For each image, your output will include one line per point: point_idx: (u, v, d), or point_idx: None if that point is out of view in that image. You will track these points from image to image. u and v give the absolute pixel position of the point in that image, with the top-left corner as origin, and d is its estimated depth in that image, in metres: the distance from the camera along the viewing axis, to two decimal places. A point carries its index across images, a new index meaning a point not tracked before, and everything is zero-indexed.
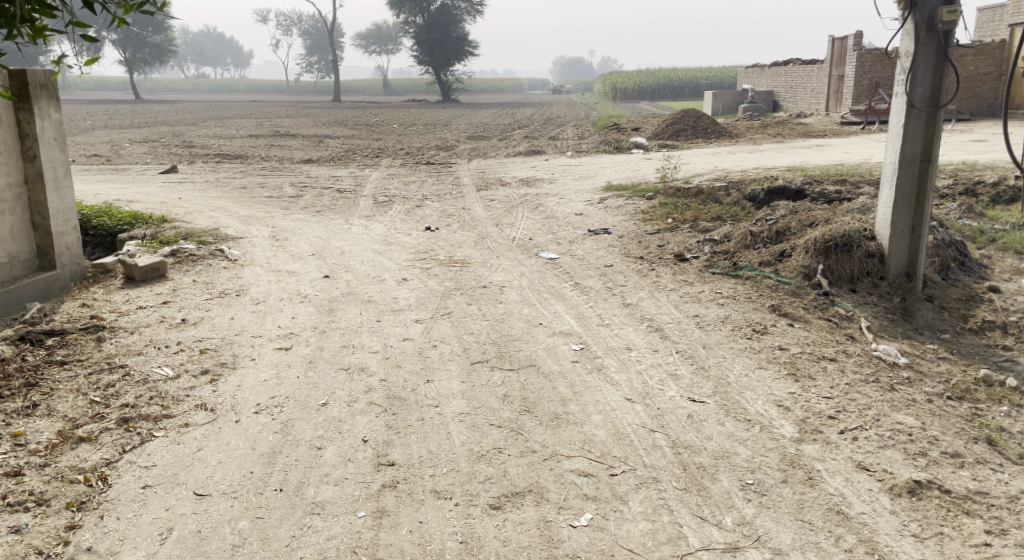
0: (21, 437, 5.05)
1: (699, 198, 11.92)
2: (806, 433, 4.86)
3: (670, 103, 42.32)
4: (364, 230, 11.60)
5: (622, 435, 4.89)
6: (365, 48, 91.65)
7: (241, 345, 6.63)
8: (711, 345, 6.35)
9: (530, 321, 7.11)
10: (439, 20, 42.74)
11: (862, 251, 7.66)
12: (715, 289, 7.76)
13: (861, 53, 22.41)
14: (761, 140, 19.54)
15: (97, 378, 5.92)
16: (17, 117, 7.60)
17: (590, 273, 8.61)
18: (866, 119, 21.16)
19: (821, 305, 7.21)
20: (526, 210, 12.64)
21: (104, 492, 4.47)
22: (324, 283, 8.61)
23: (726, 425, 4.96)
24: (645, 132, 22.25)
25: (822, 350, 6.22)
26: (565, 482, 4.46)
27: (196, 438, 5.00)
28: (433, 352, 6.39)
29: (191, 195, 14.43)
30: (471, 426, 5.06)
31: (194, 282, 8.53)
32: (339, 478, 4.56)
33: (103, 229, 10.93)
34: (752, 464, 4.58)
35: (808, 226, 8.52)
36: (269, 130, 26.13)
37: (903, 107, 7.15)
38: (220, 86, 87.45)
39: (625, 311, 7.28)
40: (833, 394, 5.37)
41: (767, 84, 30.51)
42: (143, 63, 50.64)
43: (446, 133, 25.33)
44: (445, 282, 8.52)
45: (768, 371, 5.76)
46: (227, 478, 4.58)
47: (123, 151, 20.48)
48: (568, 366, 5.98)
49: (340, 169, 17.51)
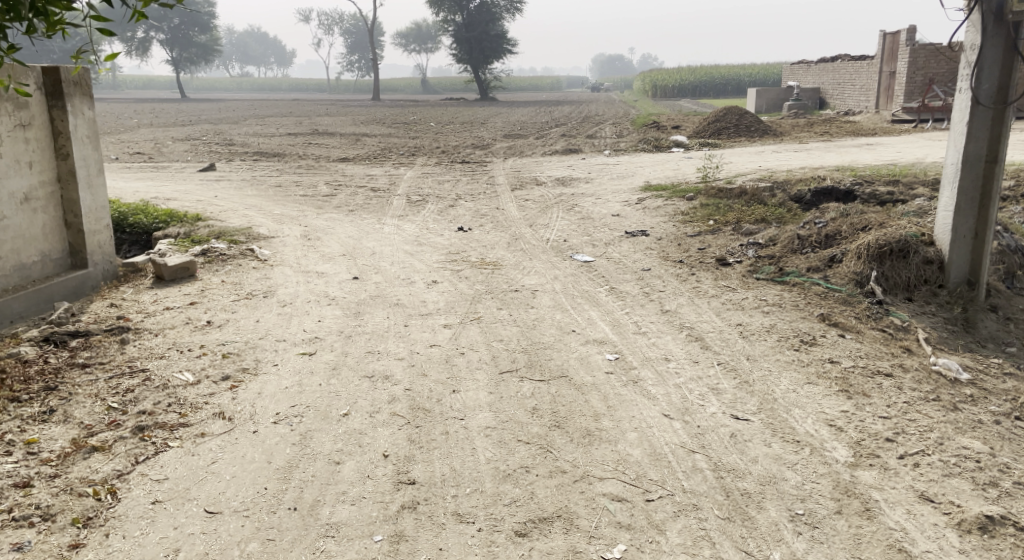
0: (34, 445, 4.87)
1: (743, 198, 11.49)
2: (861, 458, 4.49)
3: (711, 102, 41.60)
4: (396, 230, 11.38)
5: (660, 456, 4.56)
6: (404, 47, 91.99)
7: (265, 349, 6.42)
8: (756, 356, 5.98)
9: (563, 328, 6.79)
10: (477, 18, 42.55)
11: (920, 257, 7.23)
12: (760, 295, 7.38)
13: (914, 49, 21.72)
14: (807, 138, 18.96)
15: (117, 382, 5.74)
16: (52, 115, 7.49)
17: (627, 277, 8.27)
18: (919, 117, 20.42)
19: (873, 314, 6.78)
20: (562, 210, 12.33)
21: (112, 508, 4.29)
22: (352, 284, 8.39)
23: (773, 446, 4.61)
24: (685, 131, 21.76)
25: (876, 364, 5.81)
26: (596, 508, 4.15)
27: (211, 449, 4.78)
28: (461, 360, 6.11)
29: (227, 193, 14.36)
30: (498, 442, 4.78)
31: (223, 282, 8.37)
32: (356, 497, 4.32)
33: (138, 227, 10.87)
34: (802, 491, 4.23)
35: (860, 230, 8.09)
36: (307, 128, 26.11)
37: (967, 104, 6.71)
38: (261, 84, 88.36)
39: (664, 318, 6.94)
40: (891, 413, 4.97)
41: (814, 81, 29.78)
42: (187, 62, 51.29)
43: (483, 131, 25.06)
44: (476, 285, 8.24)
45: (818, 387, 5.38)
46: (239, 494, 4.36)
47: (164, 149, 20.61)
48: (603, 378, 5.66)
49: (375, 167, 17.36)
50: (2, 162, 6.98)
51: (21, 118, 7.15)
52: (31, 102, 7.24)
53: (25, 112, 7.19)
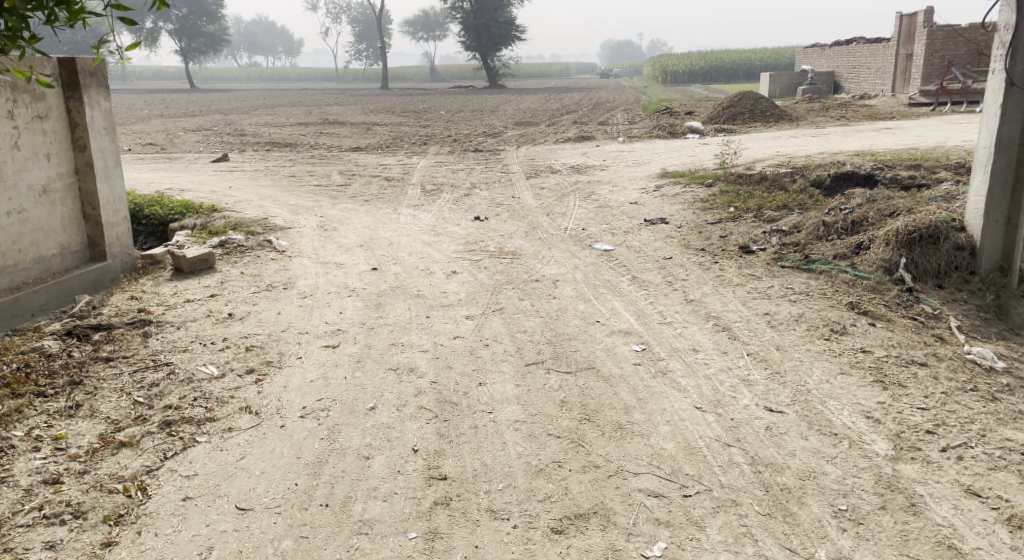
0: (61, 441, 4.83)
1: (763, 185, 11.35)
2: (902, 451, 4.41)
3: (723, 86, 41.27)
4: (412, 219, 11.31)
5: (695, 450, 4.49)
6: (412, 35, 91.70)
7: (287, 342, 6.36)
8: (786, 346, 5.89)
9: (587, 319, 6.71)
10: (486, 5, 42.30)
11: (950, 243, 7.12)
12: (786, 284, 7.27)
13: (931, 30, 21.44)
14: (824, 123, 18.76)
15: (141, 376, 5.68)
16: (68, 106, 7.44)
17: (648, 266, 8.18)
18: (938, 100, 20.17)
19: (904, 302, 6.68)
20: (578, 198, 12.22)
21: (143, 505, 4.25)
22: (371, 276, 8.33)
23: (810, 440, 4.53)
24: (699, 117, 21.56)
25: (910, 353, 5.72)
26: (632, 503, 4.09)
27: (240, 444, 4.74)
28: (485, 352, 6.05)
29: (241, 184, 14.31)
30: (528, 436, 4.72)
31: (242, 274, 8.33)
32: (388, 493, 4.27)
33: (155, 219, 10.85)
34: (843, 486, 4.16)
35: (887, 216, 7.96)
36: (319, 117, 26.04)
37: (1001, 85, 6.63)
38: (270, 74, 88.26)
39: (688, 308, 6.84)
40: (929, 405, 4.89)
41: (828, 64, 29.48)
42: (197, 52, 51.23)
43: (494, 119, 24.95)
44: (496, 275, 8.17)
45: (851, 378, 5.29)
46: (270, 491, 4.31)
47: (177, 140, 20.57)
48: (631, 369, 5.58)
49: (388, 157, 17.27)
50: (21, 155, 6.94)
51: (38, 110, 7.11)
52: (48, 94, 7.20)
53: (42, 103, 7.14)
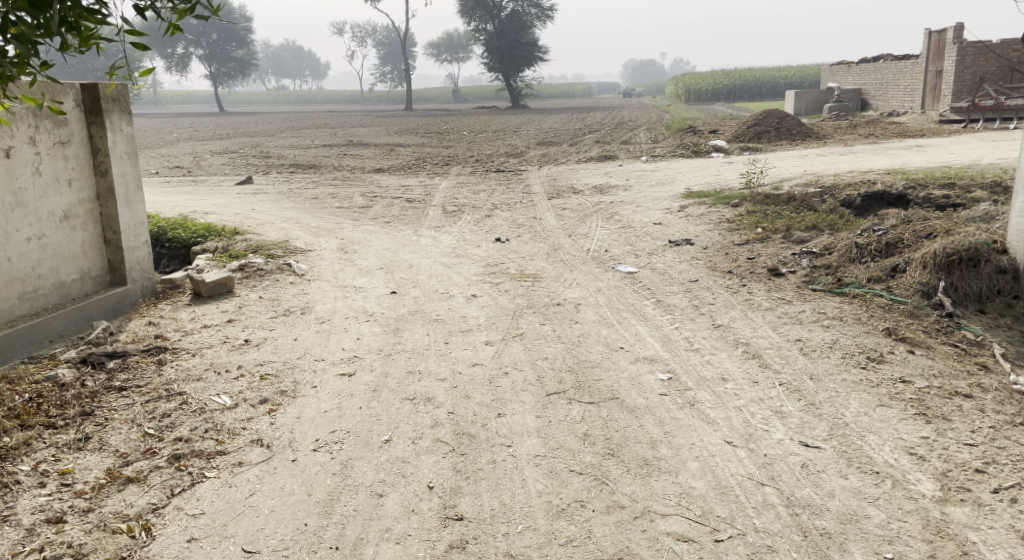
0: (68, 476, 4.65)
1: (791, 204, 11.09)
2: (950, 492, 4.16)
3: (747, 105, 40.98)
4: (433, 241, 11.15)
5: (726, 489, 4.25)
6: (436, 57, 92.33)
7: (303, 369, 6.18)
8: (821, 376, 5.61)
9: (610, 345, 6.48)
10: (509, 27, 42.42)
11: (992, 266, 6.83)
12: (818, 308, 6.99)
13: (962, 47, 21.09)
14: (851, 141, 18.42)
15: (153, 406, 5.49)
16: (90, 131, 7.36)
17: (674, 290, 7.93)
18: (969, 116, 19.78)
19: (944, 328, 6.39)
20: (601, 219, 12.00)
21: (147, 546, 4.07)
22: (390, 299, 8.16)
23: (850, 479, 4.29)
24: (723, 135, 21.30)
25: (953, 383, 5.42)
26: (660, 549, 3.87)
27: (249, 480, 4.55)
28: (505, 380, 5.83)
29: (264, 207, 14.25)
30: (550, 473, 4.48)
31: (260, 298, 8.20)
32: (402, 534, 4.07)
33: (177, 242, 10.77)
34: (888, 532, 3.91)
35: (923, 238, 7.69)
36: (343, 139, 26.05)
37: None
38: (296, 97, 89.15)
39: (717, 334, 6.58)
40: (976, 441, 4.63)
41: (855, 82, 29.15)
42: (226, 76, 51.86)
43: (516, 139, 24.87)
44: (517, 299, 7.96)
45: (892, 410, 5.01)
46: (278, 531, 4.12)
47: (203, 163, 20.64)
48: (657, 400, 5.33)
49: (409, 178, 17.18)
50: (42, 181, 6.87)
51: (60, 135, 7.04)
52: (70, 119, 7.12)
53: (64, 129, 7.07)
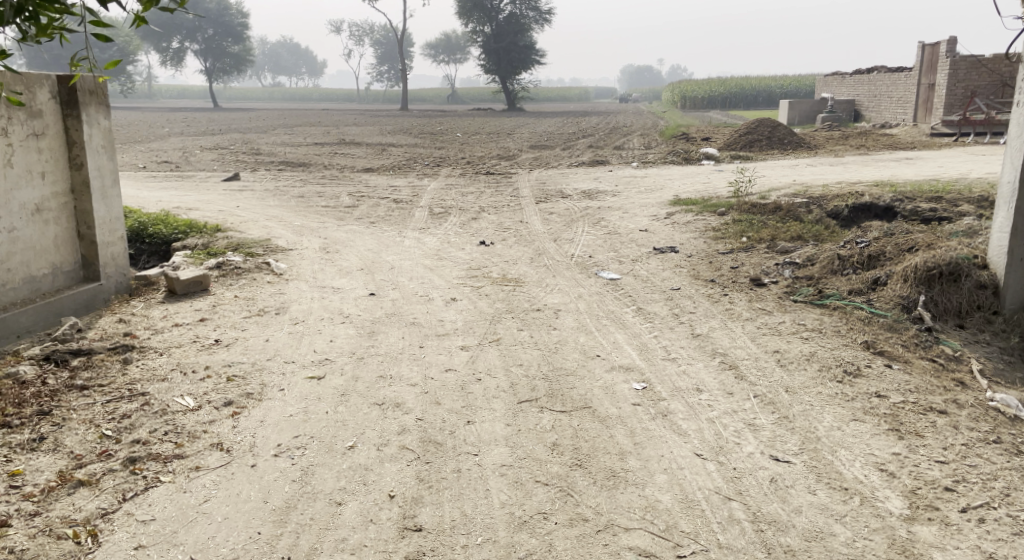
0: (18, 478, 4.52)
1: (778, 214, 11.03)
2: (918, 510, 4.09)
3: (741, 114, 41.03)
4: (417, 243, 11.05)
5: (692, 503, 4.17)
6: (432, 58, 92.22)
7: (271, 372, 6.06)
8: (796, 389, 5.53)
9: (587, 353, 6.39)
10: (506, 29, 42.37)
11: (972, 281, 6.81)
12: (798, 319, 6.92)
13: (954, 61, 21.13)
14: (843, 152, 18.40)
15: (114, 407, 5.37)
16: (66, 124, 7.24)
17: (655, 298, 7.85)
18: (959, 130, 19.82)
19: (922, 342, 6.32)
20: (588, 225, 11.92)
21: (92, 554, 3.96)
22: (368, 301, 8.05)
23: (818, 495, 4.21)
24: (715, 143, 21.28)
25: (929, 399, 5.35)
26: None
27: (205, 486, 4.43)
28: (477, 387, 5.72)
29: (250, 204, 14.13)
30: (513, 483, 4.39)
31: (236, 297, 8.07)
32: (357, 545, 3.98)
33: (158, 237, 10.63)
34: (853, 551, 3.84)
35: (905, 251, 7.64)
36: (336, 138, 25.89)
37: None
38: (291, 94, 88.88)
39: (695, 344, 6.50)
40: (948, 458, 4.55)
41: (848, 93, 29.20)
42: (221, 72, 51.74)
43: (509, 142, 24.79)
44: (497, 304, 7.86)
45: (865, 425, 4.94)
46: (230, 540, 4.02)
47: (192, 158, 20.50)
48: (629, 410, 5.25)
49: (399, 178, 17.08)
50: (14, 173, 6.73)
51: (34, 127, 6.91)
52: (44, 111, 7.00)
53: (39, 120, 6.95)
